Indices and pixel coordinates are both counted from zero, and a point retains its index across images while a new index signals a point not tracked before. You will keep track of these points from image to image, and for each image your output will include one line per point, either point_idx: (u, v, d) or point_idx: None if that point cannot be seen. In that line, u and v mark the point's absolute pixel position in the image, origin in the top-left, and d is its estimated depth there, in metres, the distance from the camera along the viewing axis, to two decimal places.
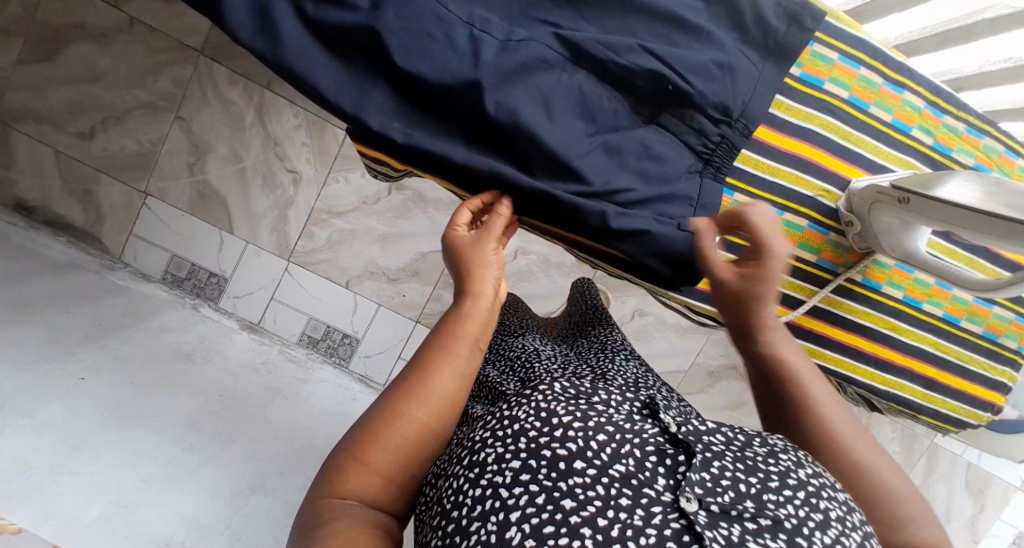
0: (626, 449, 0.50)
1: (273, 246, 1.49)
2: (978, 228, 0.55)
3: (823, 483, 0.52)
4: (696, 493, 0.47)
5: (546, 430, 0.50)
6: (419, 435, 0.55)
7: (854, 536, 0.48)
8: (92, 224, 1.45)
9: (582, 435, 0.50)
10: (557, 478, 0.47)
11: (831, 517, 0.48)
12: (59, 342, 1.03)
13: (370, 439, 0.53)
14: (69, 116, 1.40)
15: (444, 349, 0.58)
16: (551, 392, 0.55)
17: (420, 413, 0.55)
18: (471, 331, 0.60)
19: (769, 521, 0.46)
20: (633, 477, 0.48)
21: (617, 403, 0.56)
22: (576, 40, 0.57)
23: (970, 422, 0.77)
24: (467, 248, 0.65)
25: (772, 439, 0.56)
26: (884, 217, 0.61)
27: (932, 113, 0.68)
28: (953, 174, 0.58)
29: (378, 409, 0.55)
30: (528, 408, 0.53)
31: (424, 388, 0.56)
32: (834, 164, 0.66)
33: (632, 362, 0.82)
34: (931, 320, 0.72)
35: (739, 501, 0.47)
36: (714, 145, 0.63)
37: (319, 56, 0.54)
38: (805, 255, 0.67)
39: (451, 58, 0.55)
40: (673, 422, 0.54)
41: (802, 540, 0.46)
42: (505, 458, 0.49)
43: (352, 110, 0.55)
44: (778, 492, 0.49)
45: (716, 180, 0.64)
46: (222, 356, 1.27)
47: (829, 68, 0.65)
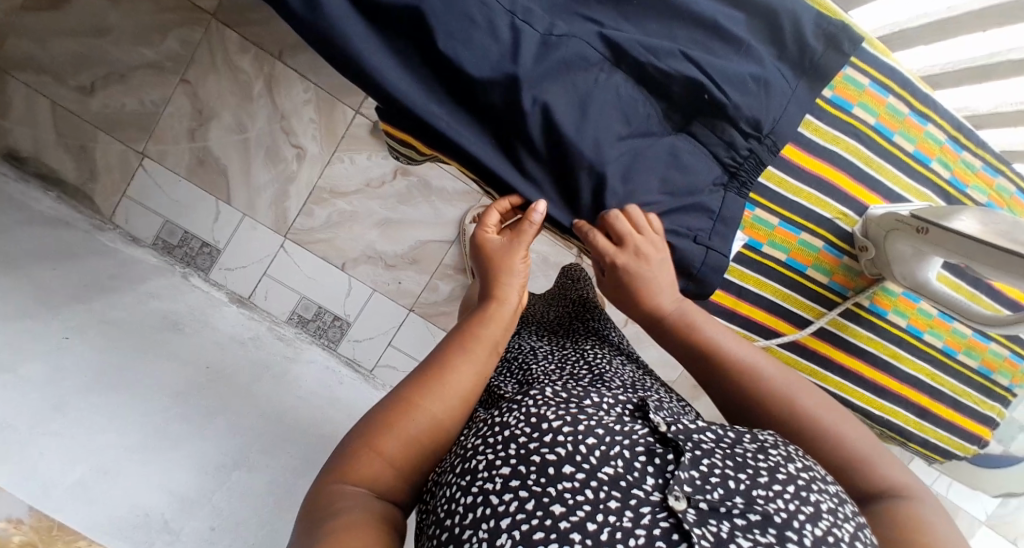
0: (614, 452, 0.50)
1: (271, 221, 1.46)
2: (984, 260, 0.56)
3: (813, 476, 0.52)
4: (685, 491, 0.47)
5: (536, 435, 0.51)
6: (431, 427, 0.57)
7: (846, 527, 0.48)
8: (85, 181, 1.41)
9: (571, 440, 0.50)
10: (546, 483, 0.47)
11: (822, 509, 0.48)
12: (45, 300, 1.00)
13: (382, 426, 0.55)
14: (71, 69, 1.35)
15: (464, 349, 0.62)
16: (542, 398, 0.55)
17: (435, 407, 0.57)
18: (491, 334, 0.64)
19: (758, 517, 0.46)
20: (622, 479, 0.48)
21: (608, 403, 0.56)
22: (618, 41, 0.57)
23: (956, 453, 0.80)
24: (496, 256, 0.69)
25: (763, 435, 0.57)
26: (899, 246, 0.62)
27: (952, 148, 0.69)
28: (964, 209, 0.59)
29: (395, 401, 0.57)
30: (518, 415, 0.54)
31: (441, 383, 0.58)
32: (854, 189, 0.67)
33: (626, 366, 0.83)
34: (930, 351, 0.73)
35: (727, 497, 0.48)
36: (742, 158, 0.63)
37: (358, 29, 0.53)
38: (817, 276, 0.68)
39: (492, 47, 0.54)
40: (663, 421, 0.54)
41: (792, 534, 0.45)
42: (496, 465, 0.50)
43: (387, 89, 0.54)
44: (767, 488, 0.49)
45: (740, 194, 0.64)
46: (210, 328, 1.25)
47: (859, 93, 0.66)
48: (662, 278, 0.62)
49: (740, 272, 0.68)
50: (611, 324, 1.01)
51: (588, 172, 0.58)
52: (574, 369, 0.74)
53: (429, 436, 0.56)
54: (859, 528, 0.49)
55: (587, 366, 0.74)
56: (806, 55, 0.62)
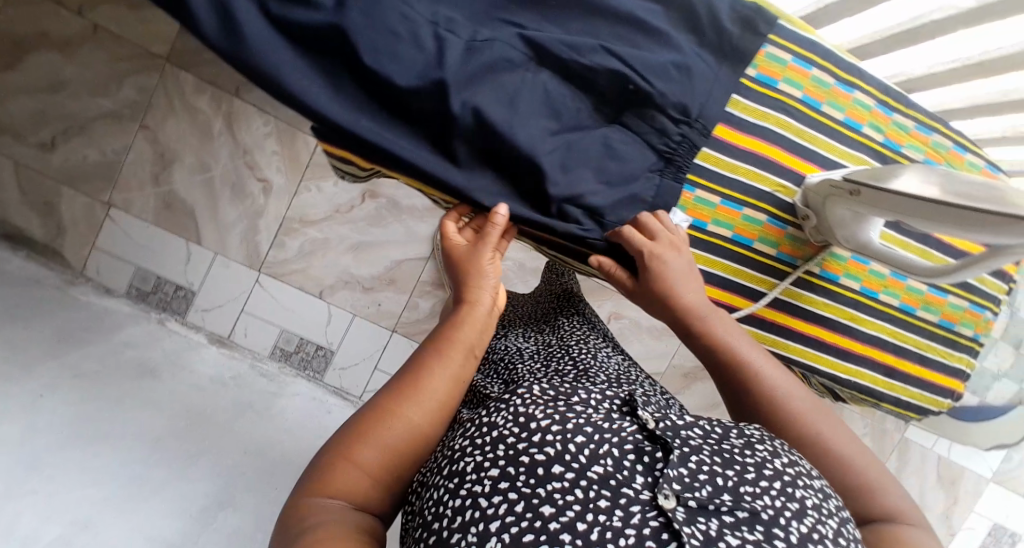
0: (604, 449, 0.50)
1: (244, 257, 1.46)
2: (928, 217, 0.55)
3: (800, 472, 0.53)
4: (674, 489, 0.47)
5: (524, 437, 0.51)
6: (410, 433, 0.57)
7: (830, 524, 0.49)
8: (53, 237, 1.41)
9: (560, 439, 0.50)
10: (535, 484, 0.48)
11: (807, 505, 0.49)
12: (16, 358, 0.99)
13: (358, 434, 0.56)
14: (30, 127, 1.36)
15: (439, 354, 0.62)
16: (530, 397, 0.56)
17: (414, 414, 0.57)
18: (467, 338, 0.65)
19: (746, 514, 0.47)
20: (611, 478, 0.48)
21: (596, 400, 0.57)
22: (540, 41, 0.58)
23: (930, 408, 0.80)
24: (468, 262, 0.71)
25: (749, 429, 0.57)
26: (838, 209, 0.63)
27: (882, 111, 0.71)
28: (906, 166, 0.58)
29: (372, 410, 0.58)
30: (506, 415, 0.54)
31: (417, 390, 0.59)
32: (789, 160, 0.68)
33: (612, 359, 0.82)
34: (888, 311, 0.74)
35: (716, 494, 0.48)
36: (676, 144, 0.64)
37: (283, 53, 0.54)
38: (765, 249, 0.69)
39: (416, 57, 0.55)
40: (651, 417, 0.54)
41: (778, 530, 0.46)
42: (484, 467, 0.50)
43: (319, 109, 0.55)
44: (755, 484, 0.50)
45: (676, 179, 0.66)
46: (190, 371, 1.24)
47: (783, 69, 0.67)
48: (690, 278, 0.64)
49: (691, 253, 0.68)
50: (598, 319, 1.00)
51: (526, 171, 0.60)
52: (559, 366, 0.73)
53: (408, 443, 0.57)
54: (842, 522, 0.50)
55: (572, 362, 0.74)
56: (726, 38, 0.63)
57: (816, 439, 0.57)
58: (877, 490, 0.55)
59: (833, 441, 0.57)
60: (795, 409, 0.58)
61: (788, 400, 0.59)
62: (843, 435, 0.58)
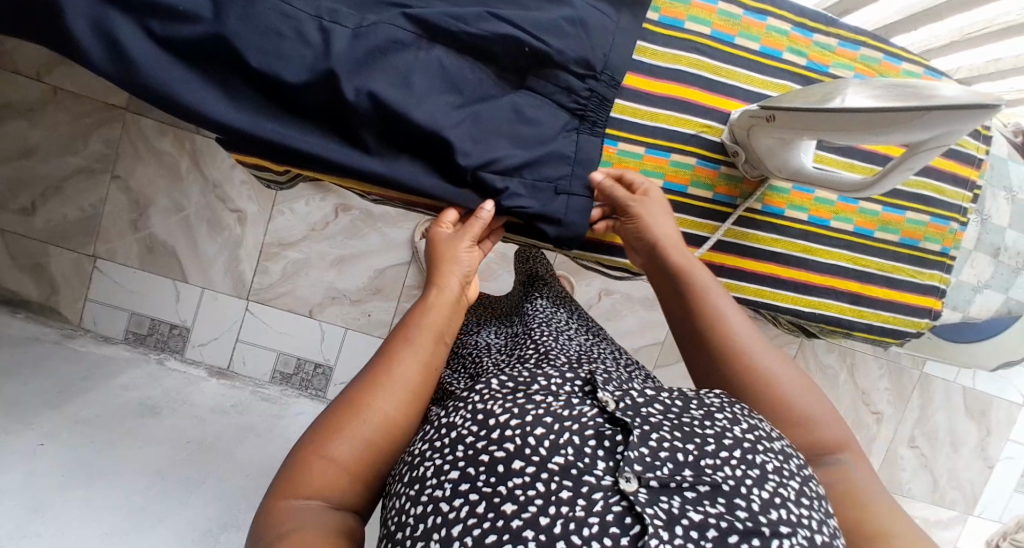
0: (563, 439, 0.46)
1: (229, 287, 1.49)
2: (868, 127, 0.51)
3: (760, 435, 0.51)
4: (635, 471, 0.44)
5: (484, 434, 0.47)
6: (384, 421, 0.52)
7: (792, 484, 0.47)
8: (47, 296, 1.45)
9: (519, 433, 0.46)
10: (496, 482, 0.44)
11: (768, 469, 0.47)
12: (15, 413, 1.02)
13: (327, 431, 0.51)
14: (8, 194, 1.40)
15: (407, 341, 0.56)
16: (489, 390, 0.51)
17: (386, 404, 0.52)
18: (438, 322, 0.58)
19: (707, 488, 0.45)
20: (573, 467, 0.45)
21: (556, 384, 0.52)
22: (426, 17, 0.57)
23: (908, 330, 0.77)
24: (445, 246, 0.63)
25: (709, 397, 0.54)
26: (761, 139, 0.61)
27: (801, 34, 0.69)
28: (847, 82, 0.53)
29: (343, 403, 0.53)
30: (465, 413, 0.50)
31: (387, 377, 0.54)
32: (709, 99, 0.67)
33: (579, 336, 0.80)
34: (842, 237, 0.72)
35: (677, 470, 0.45)
36: (585, 99, 0.64)
37: (173, 69, 0.55)
38: (700, 193, 0.68)
39: (303, 51, 0.55)
40: (611, 399, 0.51)
41: (741, 501, 0.44)
42: (444, 470, 0.46)
43: (215, 118, 0.55)
44: (714, 456, 0.47)
45: (593, 134, 0.65)
46: (189, 405, 1.27)
47: (685, 8, 0.66)
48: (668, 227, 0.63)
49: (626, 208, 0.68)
50: (568, 297, 0.97)
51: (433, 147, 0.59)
52: (523, 347, 0.71)
53: (386, 434, 0.52)
54: (803, 482, 0.48)
55: (532, 339, 0.71)
56: None
57: (776, 400, 0.55)
58: (826, 436, 0.55)
59: (793, 396, 0.56)
60: (761, 366, 0.56)
61: (755, 358, 0.56)
62: (801, 385, 0.56)
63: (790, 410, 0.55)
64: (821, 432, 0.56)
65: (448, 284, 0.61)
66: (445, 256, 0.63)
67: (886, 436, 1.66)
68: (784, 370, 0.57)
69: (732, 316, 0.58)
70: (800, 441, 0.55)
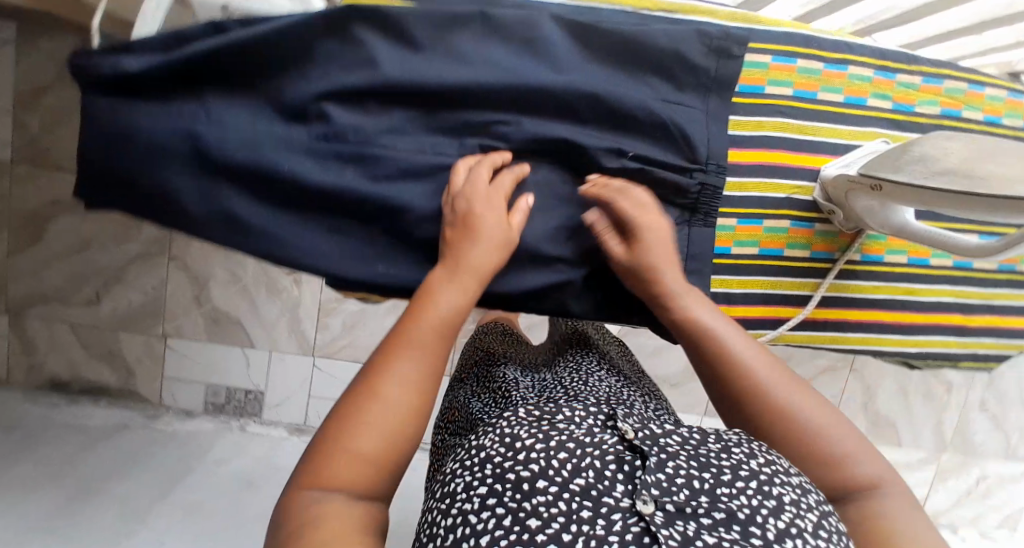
0: (586, 461, 0.41)
1: (295, 347, 1.51)
2: (963, 208, 0.53)
3: (776, 468, 0.44)
4: (653, 495, 0.40)
5: (510, 455, 0.42)
6: (422, 387, 0.48)
7: (811, 516, 0.40)
8: (125, 379, 1.49)
9: (543, 455, 0.41)
10: (521, 499, 0.39)
11: (785, 500, 0.41)
12: (133, 513, 1.13)
13: (366, 392, 0.47)
14: (72, 288, 1.44)
15: (422, 303, 0.51)
16: (515, 417, 0.46)
17: (406, 367, 0.48)
18: (479, 260, 0.52)
19: (722, 514, 0.39)
20: (593, 488, 0.40)
21: (580, 415, 0.47)
22: (520, 140, 0.58)
23: (1009, 353, 0.76)
24: (481, 205, 0.54)
25: (725, 435, 0.48)
26: (862, 201, 0.61)
27: (883, 77, 0.68)
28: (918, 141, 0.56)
29: (361, 381, 0.48)
30: (494, 435, 0.45)
31: (403, 342, 0.49)
32: (800, 159, 0.66)
33: (615, 376, 0.67)
34: (943, 272, 0.71)
35: (692, 496, 0.40)
36: (697, 194, 0.62)
37: (287, 230, 0.56)
38: (797, 253, 0.67)
39: (415, 199, 0.57)
40: (630, 426, 0.46)
41: (757, 530, 0.38)
42: (474, 485, 0.41)
43: (332, 271, 0.57)
44: (730, 484, 0.41)
45: (706, 225, 0.64)
46: (279, 471, 1.33)
47: (766, 73, 0.64)
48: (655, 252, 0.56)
49: (724, 281, 0.66)
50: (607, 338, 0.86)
51: (548, 267, 0.59)
52: (553, 392, 0.60)
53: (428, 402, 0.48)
54: (823, 516, 0.41)
55: (560, 385, 0.61)
56: (702, 74, 0.61)
57: (793, 426, 0.49)
58: (856, 471, 0.48)
59: (813, 419, 0.49)
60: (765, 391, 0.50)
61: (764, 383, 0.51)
62: (823, 414, 0.50)
63: (814, 438, 0.49)
64: (854, 469, 0.48)
65: (480, 218, 0.53)
66: (473, 191, 0.54)
67: (956, 403, 1.53)
68: (805, 406, 0.50)
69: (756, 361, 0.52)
70: (821, 475, 0.48)
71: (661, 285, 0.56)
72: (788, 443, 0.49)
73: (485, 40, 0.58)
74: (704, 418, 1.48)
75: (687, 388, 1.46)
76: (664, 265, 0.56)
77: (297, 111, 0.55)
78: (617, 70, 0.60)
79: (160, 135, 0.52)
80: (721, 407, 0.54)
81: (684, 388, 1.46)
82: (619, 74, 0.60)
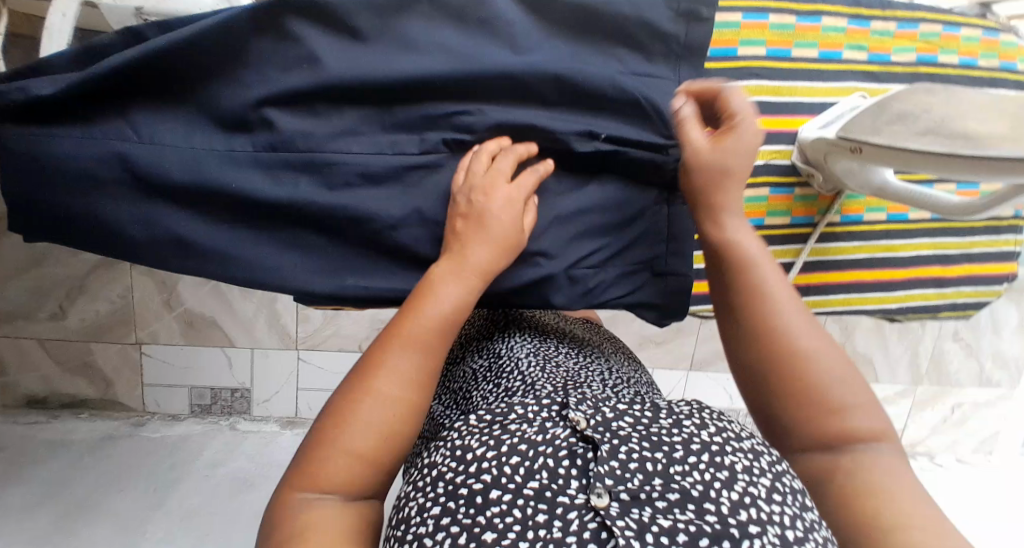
0: (538, 463, 0.37)
1: (277, 342, 1.46)
2: (941, 167, 0.52)
3: (726, 436, 0.40)
4: (606, 486, 0.35)
5: (462, 470, 0.37)
6: (419, 383, 0.45)
7: (764, 481, 0.36)
8: (104, 391, 1.43)
9: (495, 462, 0.37)
10: (475, 513, 0.35)
11: (737, 469, 0.37)
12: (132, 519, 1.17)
13: (360, 387, 0.43)
14: (33, 304, 1.36)
15: (419, 297, 0.48)
16: (465, 426, 0.42)
17: (400, 360, 0.45)
18: (484, 254, 0.49)
19: (677, 495, 0.35)
20: (547, 489, 0.35)
21: (532, 410, 0.42)
22: (484, 130, 0.55)
23: (987, 300, 0.76)
24: (499, 204, 0.50)
25: (677, 406, 0.43)
26: (841, 163, 0.59)
27: (858, 27, 0.66)
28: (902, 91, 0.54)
29: (352, 377, 0.45)
30: (444, 451, 0.40)
31: (398, 336, 0.45)
32: (777, 122, 0.64)
33: (570, 358, 0.59)
34: (921, 226, 0.71)
35: (646, 480, 0.36)
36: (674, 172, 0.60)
37: (243, 248, 0.52)
38: (778, 220, 0.66)
39: (379, 204, 0.53)
40: (581, 416, 0.40)
41: (712, 506, 0.34)
42: (426, 506, 0.37)
43: (298, 286, 0.53)
44: (683, 462, 0.37)
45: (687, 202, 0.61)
46: (276, 467, 1.33)
47: (738, 34, 0.61)
48: (734, 160, 0.52)
49: None
50: (569, 318, 0.78)
51: (528, 260, 0.56)
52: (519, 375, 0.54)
53: (424, 397, 0.45)
54: (776, 477, 0.37)
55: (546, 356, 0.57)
56: (672, 41, 0.57)
57: (805, 370, 0.47)
58: (852, 421, 0.46)
59: (823, 368, 0.47)
60: (792, 334, 0.48)
61: (786, 329, 0.48)
62: (835, 359, 0.48)
63: (816, 388, 0.46)
64: (856, 421, 0.46)
65: (493, 214, 0.50)
66: (492, 184, 0.51)
67: (930, 336, 1.56)
68: (820, 347, 0.48)
69: (783, 296, 0.50)
70: (814, 425, 0.46)
71: (721, 197, 0.53)
72: (798, 384, 0.47)
73: (434, 25, 0.53)
74: (691, 374, 1.50)
75: (671, 345, 1.46)
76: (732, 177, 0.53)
77: (238, 120, 0.51)
78: (579, 47, 0.56)
79: (88, 160, 0.48)
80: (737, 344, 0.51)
81: (670, 344, 1.46)
82: (583, 51, 0.56)
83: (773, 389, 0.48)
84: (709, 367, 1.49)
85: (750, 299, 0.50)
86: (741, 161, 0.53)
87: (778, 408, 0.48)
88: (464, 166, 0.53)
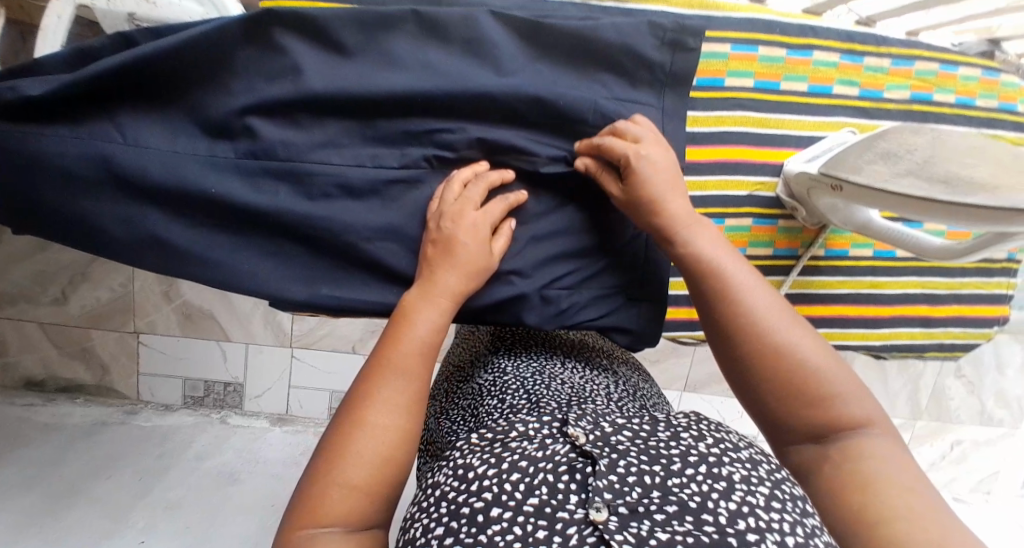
0: (538, 479, 0.36)
1: (272, 339, 1.47)
2: (922, 212, 0.52)
3: (725, 446, 0.39)
4: (605, 500, 0.34)
5: (465, 488, 0.36)
6: (411, 408, 0.45)
7: (764, 491, 0.35)
8: (100, 377, 1.46)
9: (496, 479, 0.36)
10: (476, 532, 0.34)
11: (736, 480, 0.35)
12: (118, 503, 1.15)
13: (352, 419, 0.43)
14: (36, 287, 1.38)
15: (402, 323, 0.48)
16: (468, 445, 0.41)
17: (393, 386, 0.44)
18: (454, 282, 0.49)
19: (675, 507, 0.34)
20: (548, 505, 0.34)
21: (533, 427, 0.41)
22: (466, 148, 0.55)
23: (977, 342, 0.75)
24: (466, 230, 0.50)
25: (675, 418, 0.42)
26: (823, 200, 0.60)
27: (850, 62, 0.66)
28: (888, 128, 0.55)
29: (345, 406, 0.44)
30: (448, 470, 0.39)
31: (388, 362, 0.45)
32: (763, 154, 0.63)
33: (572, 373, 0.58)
34: (908, 264, 0.71)
35: (644, 493, 0.35)
36: None
37: (221, 253, 0.53)
38: (760, 251, 0.65)
39: (357, 215, 0.54)
40: (581, 430, 0.39)
41: (712, 516, 0.33)
42: (430, 527, 0.36)
43: (274, 293, 0.53)
44: (681, 474, 0.36)
45: None
46: (263, 462, 1.33)
47: (725, 64, 0.62)
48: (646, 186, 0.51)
49: None
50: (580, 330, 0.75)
51: (504, 279, 0.57)
52: (516, 385, 0.53)
53: (418, 422, 0.45)
54: (775, 485, 0.36)
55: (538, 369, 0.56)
56: (657, 69, 0.57)
57: (793, 371, 0.45)
58: (841, 410, 0.44)
59: (807, 362, 0.45)
60: (768, 332, 0.46)
61: (765, 329, 0.46)
62: (816, 347, 0.46)
63: (800, 383, 0.45)
64: (847, 409, 0.44)
65: (461, 241, 0.50)
66: (460, 211, 0.51)
67: (931, 372, 1.53)
68: (802, 346, 0.46)
69: (758, 304, 0.47)
70: (800, 418, 0.45)
71: (673, 212, 0.51)
72: (783, 391, 0.45)
73: (420, 43, 0.54)
74: (684, 395, 1.48)
75: (663, 365, 1.45)
76: (669, 193, 0.51)
77: (223, 126, 0.52)
78: (564, 70, 0.57)
79: (73, 159, 0.49)
80: (722, 360, 0.49)
81: (662, 365, 1.45)
82: (567, 75, 0.57)
83: (762, 395, 0.47)
84: (703, 389, 1.48)
85: (726, 311, 0.48)
86: (659, 178, 0.52)
87: (773, 409, 0.46)
88: (436, 195, 0.54)
